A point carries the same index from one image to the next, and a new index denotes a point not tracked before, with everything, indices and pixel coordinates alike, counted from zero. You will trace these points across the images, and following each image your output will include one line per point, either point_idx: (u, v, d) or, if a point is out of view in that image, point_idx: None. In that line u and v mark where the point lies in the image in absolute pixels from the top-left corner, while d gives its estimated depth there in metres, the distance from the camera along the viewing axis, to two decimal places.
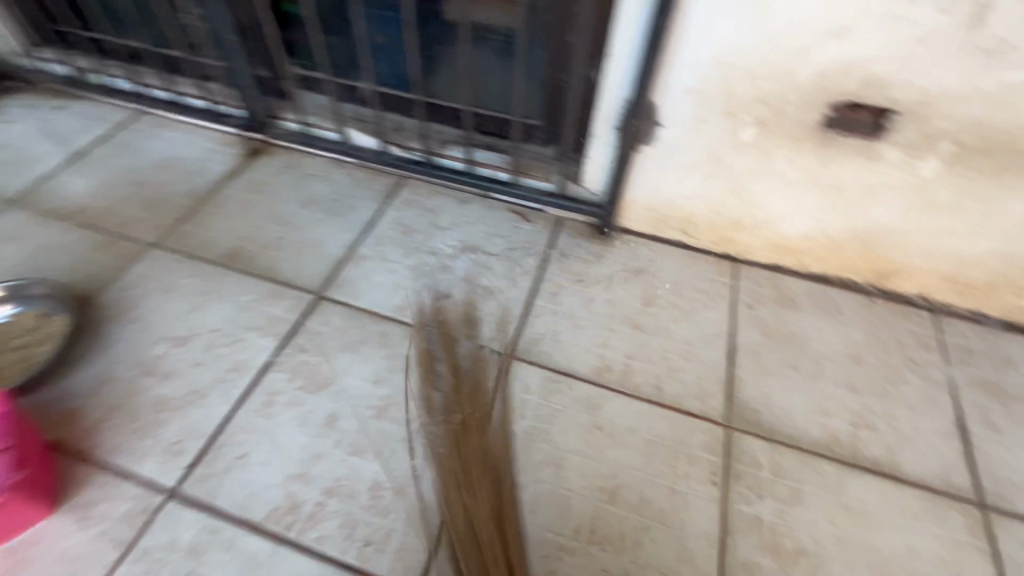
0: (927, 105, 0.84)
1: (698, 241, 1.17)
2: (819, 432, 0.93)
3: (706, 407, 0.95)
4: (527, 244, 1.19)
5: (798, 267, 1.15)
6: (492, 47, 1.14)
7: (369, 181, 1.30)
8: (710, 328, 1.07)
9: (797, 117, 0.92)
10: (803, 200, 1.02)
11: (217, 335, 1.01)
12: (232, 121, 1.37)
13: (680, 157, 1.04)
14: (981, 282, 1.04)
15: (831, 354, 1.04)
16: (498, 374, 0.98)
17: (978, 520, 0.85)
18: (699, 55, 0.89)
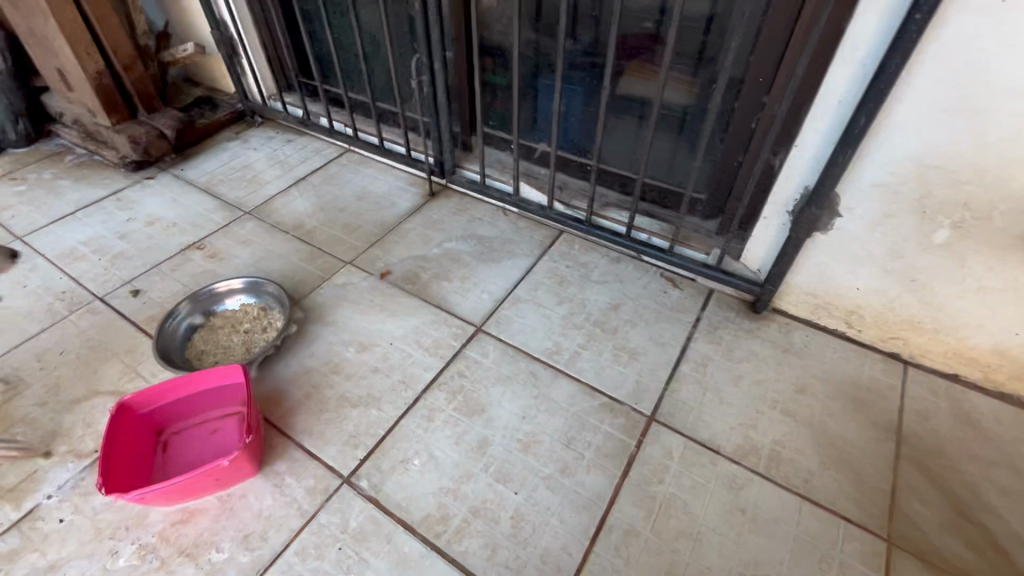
0: None
1: (861, 334, 1.12)
2: (1004, 574, 0.83)
3: (864, 514, 0.89)
4: (676, 310, 1.22)
5: (982, 382, 1.05)
6: (669, 126, 1.23)
7: (531, 231, 1.42)
8: (871, 429, 1.00)
9: (1006, 227, 0.87)
10: (1001, 311, 0.95)
11: (392, 349, 1.16)
12: (423, 166, 1.60)
13: (857, 249, 1.02)
14: None
15: (1023, 487, 0.92)
16: (639, 433, 1.00)
17: None
18: (897, 154, 0.89)
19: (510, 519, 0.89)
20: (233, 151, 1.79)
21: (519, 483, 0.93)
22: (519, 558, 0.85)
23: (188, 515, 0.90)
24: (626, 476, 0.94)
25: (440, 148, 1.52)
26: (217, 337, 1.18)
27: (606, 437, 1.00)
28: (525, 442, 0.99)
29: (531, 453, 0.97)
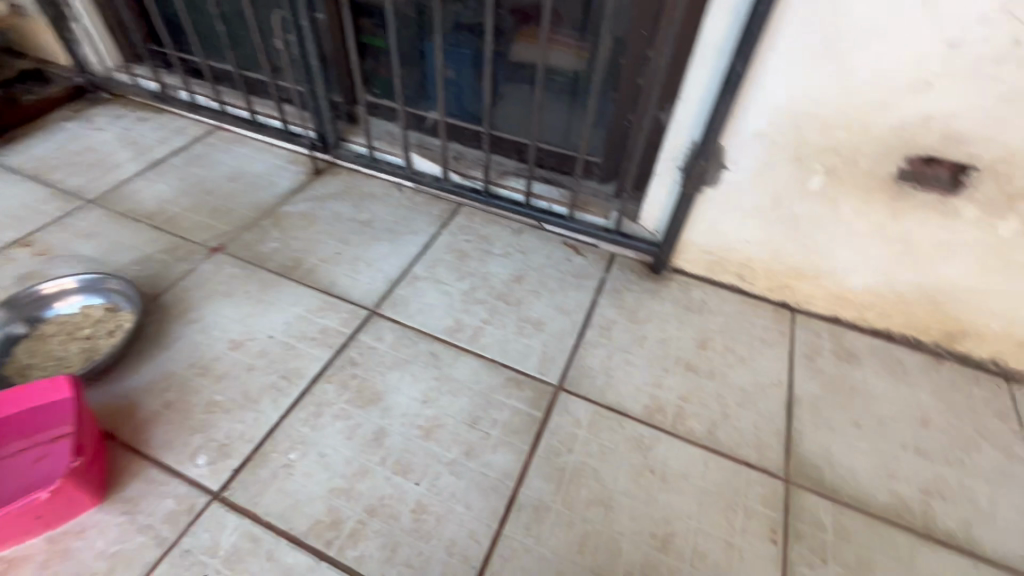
0: (1011, 165, 0.82)
1: (754, 286, 1.16)
2: (885, 496, 0.88)
3: (763, 458, 0.91)
4: (579, 276, 1.19)
5: (858, 321, 1.11)
6: (560, 87, 1.18)
7: (428, 206, 1.33)
8: (766, 375, 1.03)
9: (870, 169, 0.91)
10: (870, 252, 1.00)
11: (272, 342, 1.02)
12: (302, 140, 1.45)
13: (744, 201, 1.04)
14: None
15: (896, 414, 0.99)
16: (547, 404, 0.96)
17: None
18: (772, 103, 0.90)
19: (412, 512, 0.81)
20: (72, 132, 1.52)
21: (421, 473, 0.86)
22: (422, 554, 0.77)
23: (8, 565, 0.73)
24: (535, 451, 0.89)
25: (319, 119, 1.38)
26: (48, 347, 0.98)
27: (513, 412, 0.94)
28: (426, 428, 0.91)
29: (433, 439, 0.90)
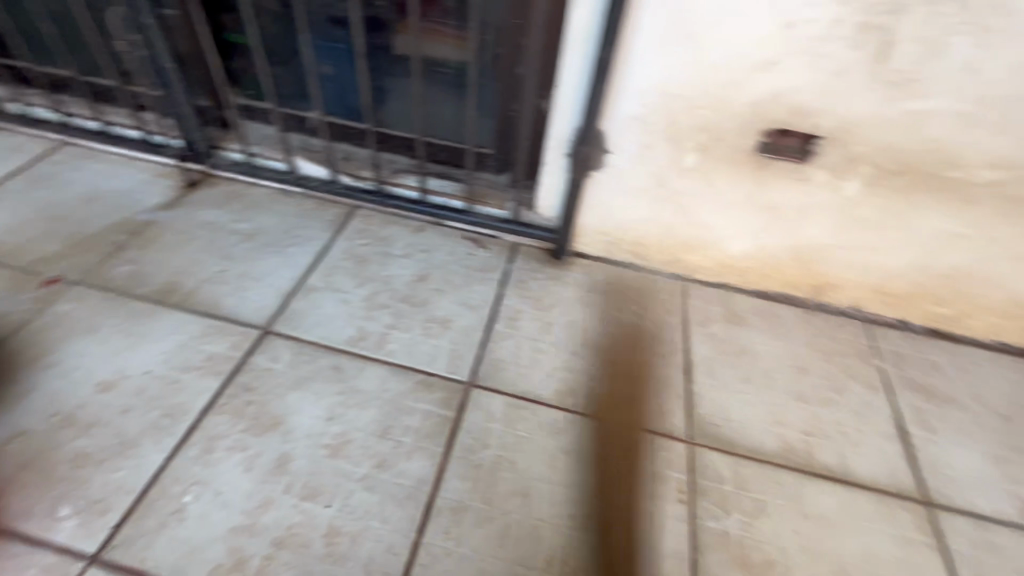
0: (847, 132, 0.92)
1: (648, 262, 1.22)
2: (775, 442, 0.96)
3: (668, 424, 0.96)
4: (483, 269, 1.18)
5: (742, 284, 1.20)
6: (442, 79, 1.16)
7: (320, 211, 1.26)
8: (666, 345, 1.09)
9: (734, 144, 0.98)
10: (744, 220, 1.09)
11: (150, 378, 0.92)
12: (169, 151, 1.32)
13: (629, 182, 1.08)
14: (906, 292, 1.12)
15: (779, 366, 1.08)
16: (460, 403, 0.95)
17: (926, 519, 0.88)
18: (642, 86, 0.95)
19: (324, 537, 0.78)
20: None
21: (331, 494, 0.82)
22: None
23: None
24: (450, 452, 0.88)
25: (185, 127, 1.26)
26: None
27: (425, 416, 0.92)
28: (334, 446, 0.87)
29: (342, 456, 0.86)
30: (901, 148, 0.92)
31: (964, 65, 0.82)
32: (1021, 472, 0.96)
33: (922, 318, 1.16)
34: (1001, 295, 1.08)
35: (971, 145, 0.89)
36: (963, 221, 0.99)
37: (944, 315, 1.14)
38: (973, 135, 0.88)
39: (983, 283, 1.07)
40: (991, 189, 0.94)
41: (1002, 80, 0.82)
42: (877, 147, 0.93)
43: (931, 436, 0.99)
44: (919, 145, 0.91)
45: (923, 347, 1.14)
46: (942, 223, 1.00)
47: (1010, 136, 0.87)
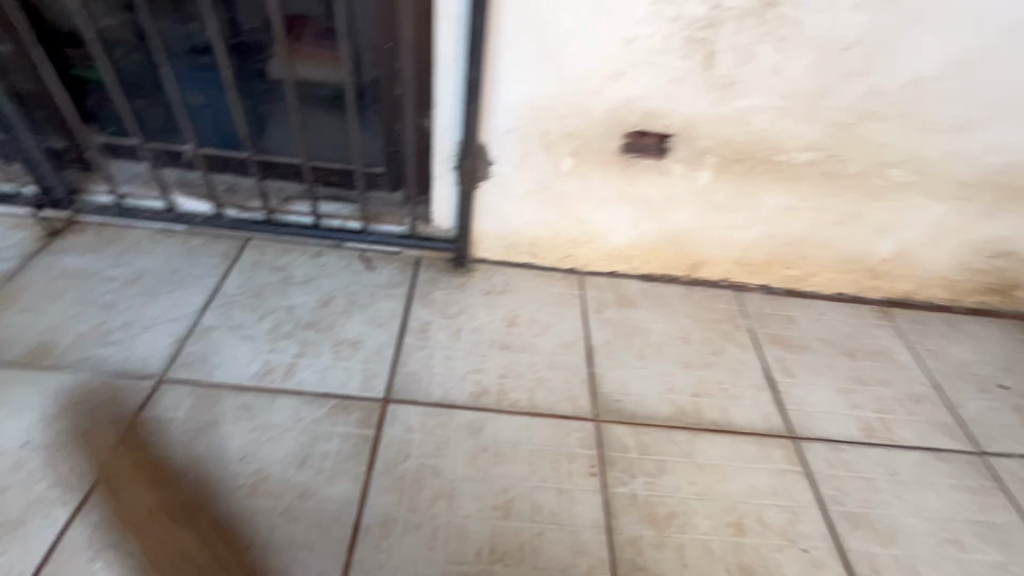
0: (693, 129, 1.06)
1: (544, 260, 1.31)
2: (669, 407, 1.08)
3: (575, 407, 1.05)
4: (388, 286, 1.21)
5: (630, 270, 1.33)
6: (321, 101, 1.17)
7: (208, 247, 1.21)
8: (568, 335, 1.19)
9: (601, 146, 1.09)
10: (621, 213, 1.21)
11: (30, 450, 0.85)
12: (21, 199, 1.20)
13: (515, 188, 1.17)
14: (763, 260, 1.30)
15: (667, 339, 1.21)
16: (378, 419, 0.97)
17: (794, 451, 1.04)
18: (513, 101, 1.03)
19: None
20: None
21: (252, 533, 0.81)
22: None
23: None
24: (373, 468, 0.90)
25: (37, 172, 1.16)
26: None
27: (343, 438, 0.93)
28: (252, 484, 0.86)
29: (261, 493, 0.85)
30: (737, 139, 1.07)
31: (772, 67, 0.98)
32: (861, 399, 1.16)
33: (779, 280, 1.34)
34: (835, 253, 1.28)
35: (788, 133, 1.06)
36: (795, 195, 1.17)
37: (794, 275, 1.33)
38: (788, 125, 1.05)
39: (820, 245, 1.26)
40: (810, 168, 1.12)
41: (802, 78, 0.99)
42: (718, 140, 1.08)
43: (792, 380, 1.17)
44: (749, 136, 1.07)
45: (782, 305, 1.34)
46: (779, 200, 1.18)
47: (815, 123, 1.05)
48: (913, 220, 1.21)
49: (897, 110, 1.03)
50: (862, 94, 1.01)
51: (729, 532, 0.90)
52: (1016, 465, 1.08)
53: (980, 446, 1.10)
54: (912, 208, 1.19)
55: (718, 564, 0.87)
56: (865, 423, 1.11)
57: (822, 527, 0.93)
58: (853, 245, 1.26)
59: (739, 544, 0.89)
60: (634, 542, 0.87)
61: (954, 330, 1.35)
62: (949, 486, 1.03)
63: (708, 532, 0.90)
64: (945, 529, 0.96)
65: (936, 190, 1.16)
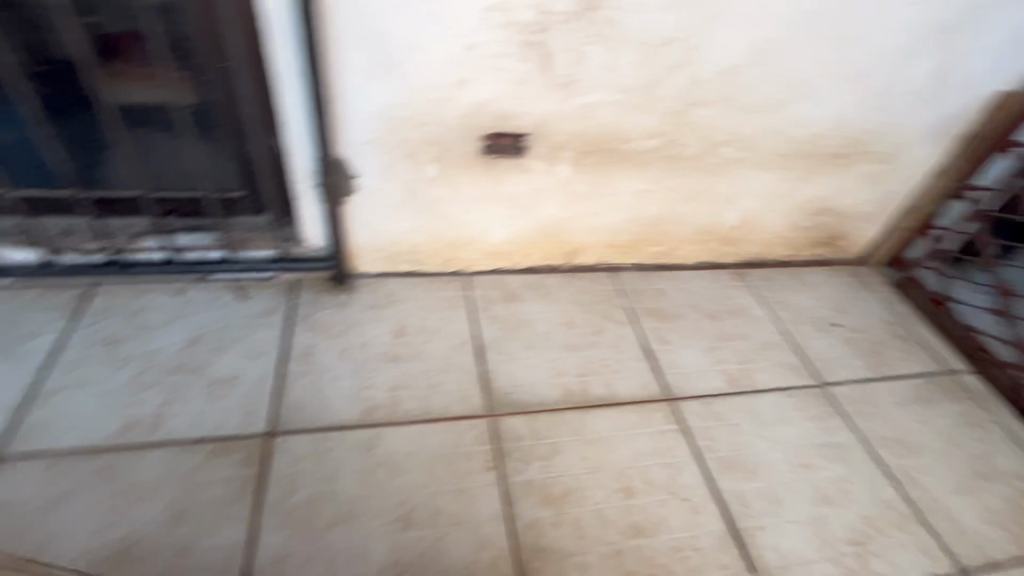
0: (545, 128, 1.12)
1: (429, 266, 1.33)
2: (558, 391, 1.14)
3: (469, 407, 1.08)
4: (264, 314, 1.16)
5: (513, 266, 1.39)
6: (154, 128, 1.05)
7: (49, 299, 1.12)
8: (457, 337, 1.21)
9: (462, 150, 1.12)
10: (495, 213, 1.26)
11: None
12: None
13: (385, 198, 1.16)
14: (630, 242, 1.43)
15: (552, 327, 1.28)
16: (262, 456, 0.93)
17: (671, 411, 1.14)
18: (364, 112, 1.02)
19: None
20: None
21: None
22: None
23: None
24: (261, 509, 0.86)
25: None
26: None
27: (226, 483, 0.88)
28: (119, 552, 0.80)
29: (131, 560, 0.79)
30: (586, 134, 1.15)
31: (605, 66, 1.06)
32: (724, 354, 1.30)
33: (648, 257, 1.48)
34: (691, 227, 1.43)
35: (630, 124, 1.16)
36: (646, 179, 1.28)
37: (659, 252, 1.47)
38: (628, 116, 1.15)
39: (676, 221, 1.40)
40: (654, 154, 1.23)
41: (633, 74, 1.08)
42: (570, 135, 1.15)
43: (666, 347, 1.29)
44: (597, 130, 1.15)
45: (652, 280, 1.47)
46: (634, 185, 1.28)
47: (651, 113, 1.15)
48: (747, 191, 1.38)
49: (717, 97, 1.16)
50: (686, 84, 1.12)
51: (619, 497, 0.98)
52: (848, 390, 1.27)
53: (820, 379, 1.29)
54: (745, 180, 1.35)
55: (612, 529, 0.93)
56: (729, 376, 1.25)
57: (699, 475, 1.04)
58: (704, 218, 1.42)
59: (629, 506, 0.97)
60: (533, 526, 0.91)
61: (795, 283, 1.56)
62: (799, 417, 1.18)
63: (601, 501, 0.96)
64: (798, 456, 1.11)
65: (761, 163, 1.32)
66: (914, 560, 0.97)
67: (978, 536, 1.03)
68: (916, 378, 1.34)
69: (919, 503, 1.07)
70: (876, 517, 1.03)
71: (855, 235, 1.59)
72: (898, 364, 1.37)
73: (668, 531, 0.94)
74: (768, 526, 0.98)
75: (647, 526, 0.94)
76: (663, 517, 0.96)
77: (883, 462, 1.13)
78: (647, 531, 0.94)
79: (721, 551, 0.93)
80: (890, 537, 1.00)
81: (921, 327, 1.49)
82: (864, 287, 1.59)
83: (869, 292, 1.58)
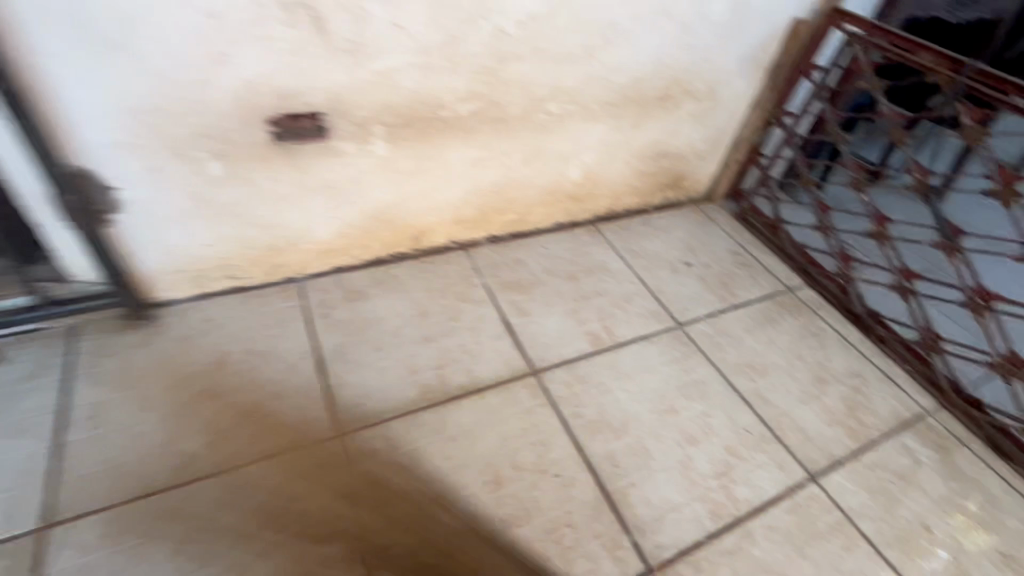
0: (341, 102, 0.98)
1: (251, 278, 1.15)
2: (415, 390, 1.05)
3: (311, 431, 0.95)
4: (34, 372, 0.96)
5: (354, 261, 1.26)
6: None
7: None
8: (293, 354, 1.06)
9: (245, 140, 0.95)
10: (313, 206, 1.11)
11: None
12: None
13: (165, 209, 0.97)
14: (477, 214, 1.35)
15: (404, 320, 1.18)
16: (35, 557, 0.75)
17: (536, 385, 1.10)
18: (97, 108, 0.82)
19: None
20: None
21: None
22: None
23: None
24: None
25: None
26: None
27: None
28: None
29: None
30: (393, 104, 1.03)
31: (392, 24, 0.93)
32: (586, 314, 1.28)
33: (501, 227, 1.42)
34: (537, 188, 1.38)
35: (441, 87, 1.06)
36: (477, 146, 1.20)
37: (511, 220, 1.41)
38: (437, 79, 1.04)
39: (520, 185, 1.35)
40: (476, 118, 1.14)
41: (428, 31, 0.97)
42: (375, 108, 1.02)
43: (527, 318, 1.24)
44: (405, 99, 1.04)
45: (510, 250, 1.41)
46: (464, 154, 1.19)
47: (461, 74, 1.06)
48: (584, 145, 1.36)
49: (527, 49, 1.09)
50: (490, 37, 1.04)
51: (486, 492, 0.91)
52: (704, 326, 1.31)
53: (678, 320, 1.31)
54: (579, 133, 1.32)
55: (481, 528, 0.87)
56: (592, 335, 1.23)
57: (568, 445, 1.00)
58: (548, 178, 1.38)
59: (498, 498, 0.91)
60: (394, 549, 0.83)
61: (648, 229, 1.58)
62: (660, 363, 1.19)
63: (466, 502, 0.89)
64: (662, 402, 1.11)
65: (590, 114, 1.29)
66: (772, 478, 1.02)
67: (823, 438, 1.11)
68: (761, 301, 1.42)
69: (772, 420, 1.12)
70: (736, 444, 1.06)
71: (696, 173, 1.65)
72: (745, 291, 1.44)
73: (540, 514, 0.89)
74: (638, 481, 0.97)
75: (517, 515, 0.89)
76: (534, 501, 0.91)
77: (738, 389, 1.17)
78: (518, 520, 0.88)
79: (594, 520, 0.90)
80: (750, 461, 1.04)
81: (763, 251, 1.58)
82: (711, 222, 1.66)
83: (716, 225, 1.65)
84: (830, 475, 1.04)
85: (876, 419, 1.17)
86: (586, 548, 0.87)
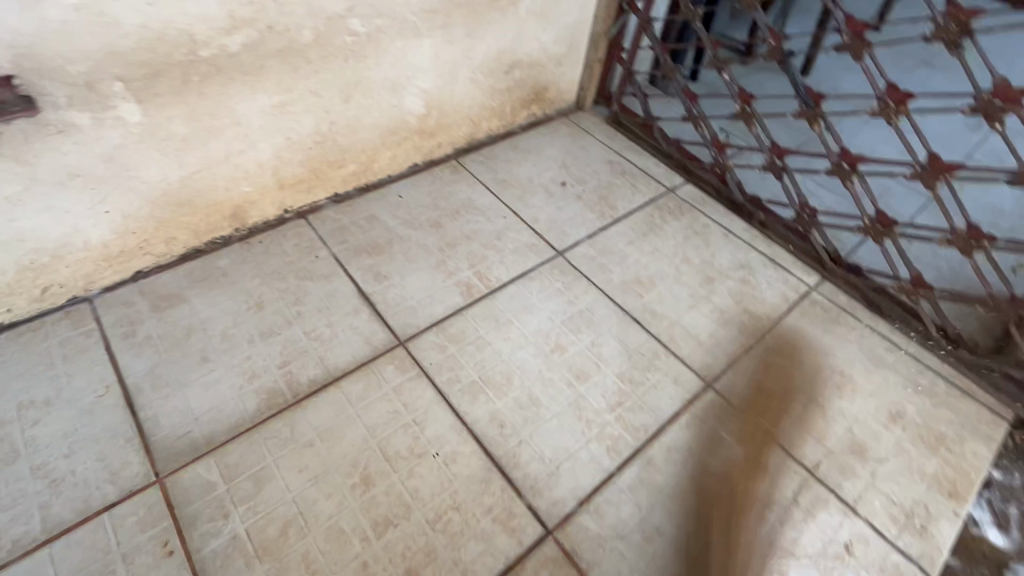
0: (35, 56, 0.72)
1: (16, 311, 0.91)
2: (256, 399, 0.88)
3: (124, 483, 0.77)
4: None
5: (158, 259, 1.02)
6: None
7: None
8: (89, 393, 0.85)
9: None
10: (64, 205, 0.86)
11: None
12: None
13: None
14: (306, 173, 1.13)
15: (235, 317, 0.98)
16: None
17: (404, 357, 0.96)
18: None
19: None
20: None
21: None
22: None
23: None
24: None
25: None
26: None
27: None
28: None
29: None
30: (121, 48, 0.78)
31: None
32: (456, 262, 1.13)
33: (343, 182, 1.21)
34: (372, 128, 1.17)
35: (187, 15, 0.81)
36: (270, 88, 0.96)
37: (352, 171, 1.20)
38: (176, 4, 0.79)
39: (349, 127, 1.13)
40: (255, 52, 0.91)
41: None
42: (94, 57, 0.76)
43: (387, 282, 1.07)
44: (135, 40, 0.78)
45: (360, 206, 1.21)
46: (256, 101, 0.96)
47: None
48: (414, 66, 1.14)
49: None
50: None
51: (354, 497, 0.79)
52: (585, 248, 1.20)
53: (558, 248, 1.19)
54: (404, 52, 1.10)
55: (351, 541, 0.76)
56: (464, 285, 1.09)
57: (446, 417, 0.89)
58: (382, 113, 1.16)
59: (368, 501, 0.79)
60: None
61: (517, 151, 1.42)
62: (541, 300, 1.08)
63: (331, 515, 0.77)
64: (547, 342, 1.01)
65: (409, 27, 1.07)
66: (669, 395, 0.96)
67: (717, 340, 1.06)
68: (643, 208, 1.32)
69: (664, 334, 1.06)
70: (628, 369, 0.99)
71: (558, 81, 1.48)
72: (626, 200, 1.33)
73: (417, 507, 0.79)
74: (528, 437, 0.88)
75: (393, 514, 0.78)
76: (411, 495, 0.80)
77: (627, 309, 1.09)
78: (394, 522, 0.78)
79: (483, 494, 0.81)
80: (645, 383, 0.98)
81: (641, 154, 1.47)
82: (584, 131, 1.51)
83: (590, 135, 1.50)
84: (726, 377, 1.00)
85: (767, 307, 1.13)
86: (476, 527, 0.78)
